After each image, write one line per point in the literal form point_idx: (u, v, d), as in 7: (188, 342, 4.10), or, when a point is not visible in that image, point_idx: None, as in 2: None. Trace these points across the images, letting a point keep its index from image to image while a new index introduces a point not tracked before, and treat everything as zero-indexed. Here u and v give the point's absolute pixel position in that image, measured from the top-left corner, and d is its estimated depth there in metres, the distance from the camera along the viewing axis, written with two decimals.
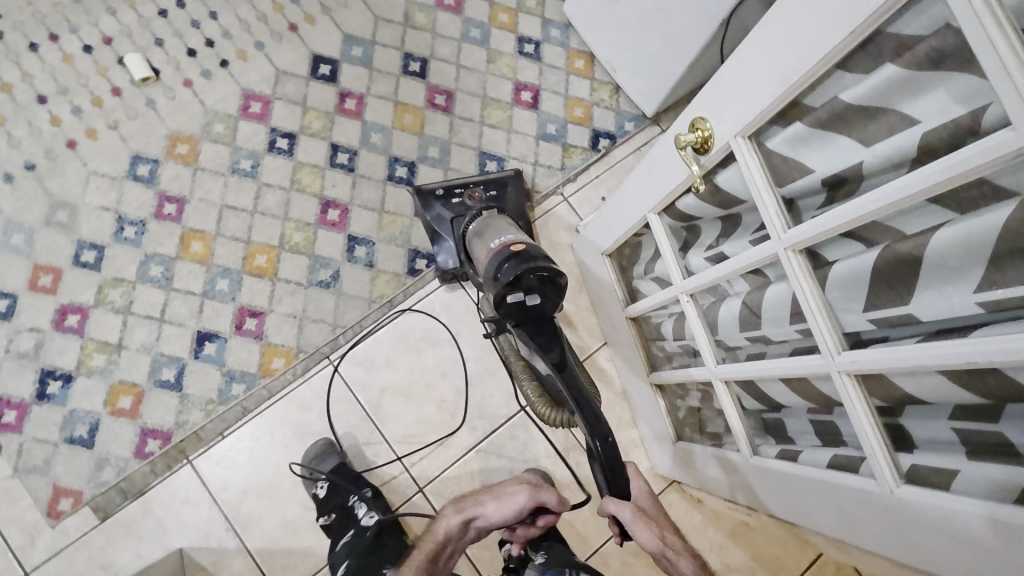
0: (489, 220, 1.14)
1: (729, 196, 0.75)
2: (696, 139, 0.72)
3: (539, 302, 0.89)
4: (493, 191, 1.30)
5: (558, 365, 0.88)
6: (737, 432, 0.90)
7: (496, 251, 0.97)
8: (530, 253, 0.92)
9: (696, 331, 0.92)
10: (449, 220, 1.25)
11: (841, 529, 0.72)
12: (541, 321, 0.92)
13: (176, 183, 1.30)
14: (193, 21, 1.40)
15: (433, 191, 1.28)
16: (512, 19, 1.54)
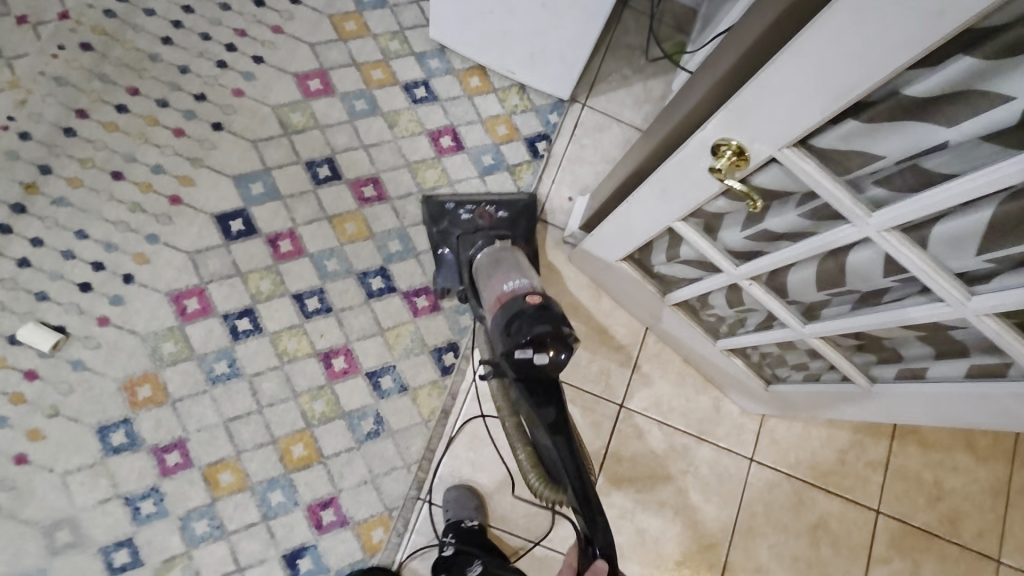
0: (502, 253, 1.13)
1: (772, 190, 0.78)
2: (728, 162, 0.73)
3: (546, 360, 0.88)
4: (504, 211, 1.25)
5: (552, 427, 0.86)
6: (842, 364, 0.97)
7: (511, 297, 0.97)
8: (547, 308, 0.93)
9: (772, 304, 0.95)
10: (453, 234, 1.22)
11: (1002, 421, 0.80)
12: (544, 384, 0.89)
13: (163, 429, 1.14)
14: (64, 251, 1.18)
15: (444, 206, 1.24)
16: (387, 70, 1.39)
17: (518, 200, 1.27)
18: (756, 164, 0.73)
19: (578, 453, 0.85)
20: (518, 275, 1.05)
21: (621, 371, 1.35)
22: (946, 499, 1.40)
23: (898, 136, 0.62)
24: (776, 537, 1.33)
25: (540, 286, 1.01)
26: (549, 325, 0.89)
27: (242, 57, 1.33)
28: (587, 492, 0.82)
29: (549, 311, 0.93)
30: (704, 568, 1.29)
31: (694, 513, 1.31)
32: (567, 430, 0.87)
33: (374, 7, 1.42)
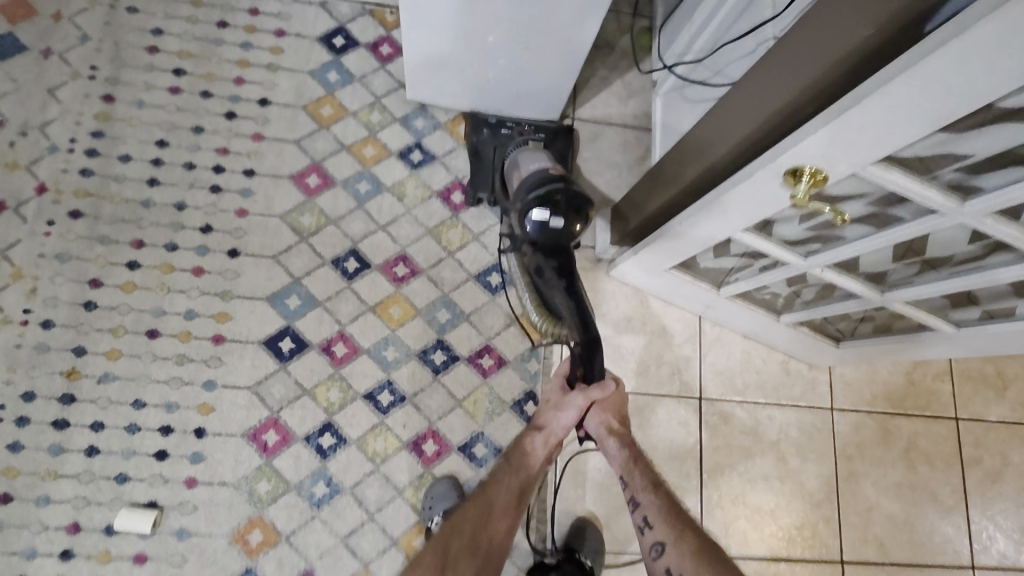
0: (531, 146, 1.24)
1: (841, 196, 0.80)
2: (808, 183, 0.74)
3: (560, 226, 1.03)
4: (541, 133, 1.38)
5: (568, 288, 1.04)
6: (925, 318, 0.97)
7: (531, 174, 1.12)
8: (563, 180, 1.08)
9: (849, 284, 0.95)
10: (491, 145, 1.35)
11: None
12: (558, 249, 1.06)
13: (286, 567, 1.13)
14: (129, 425, 1.15)
15: (486, 118, 1.38)
16: (378, 144, 1.36)
17: (555, 124, 1.39)
18: (831, 181, 0.75)
19: (584, 309, 1.03)
20: (539, 158, 1.18)
21: (691, 366, 1.38)
22: (1013, 386, 1.48)
23: (986, 136, 0.64)
24: (876, 472, 1.38)
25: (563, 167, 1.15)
26: (566, 196, 1.04)
27: (232, 175, 1.29)
28: (590, 337, 1.00)
29: (569, 185, 1.07)
30: (822, 523, 1.33)
31: (798, 477, 1.35)
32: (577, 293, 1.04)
33: (343, 84, 1.38)
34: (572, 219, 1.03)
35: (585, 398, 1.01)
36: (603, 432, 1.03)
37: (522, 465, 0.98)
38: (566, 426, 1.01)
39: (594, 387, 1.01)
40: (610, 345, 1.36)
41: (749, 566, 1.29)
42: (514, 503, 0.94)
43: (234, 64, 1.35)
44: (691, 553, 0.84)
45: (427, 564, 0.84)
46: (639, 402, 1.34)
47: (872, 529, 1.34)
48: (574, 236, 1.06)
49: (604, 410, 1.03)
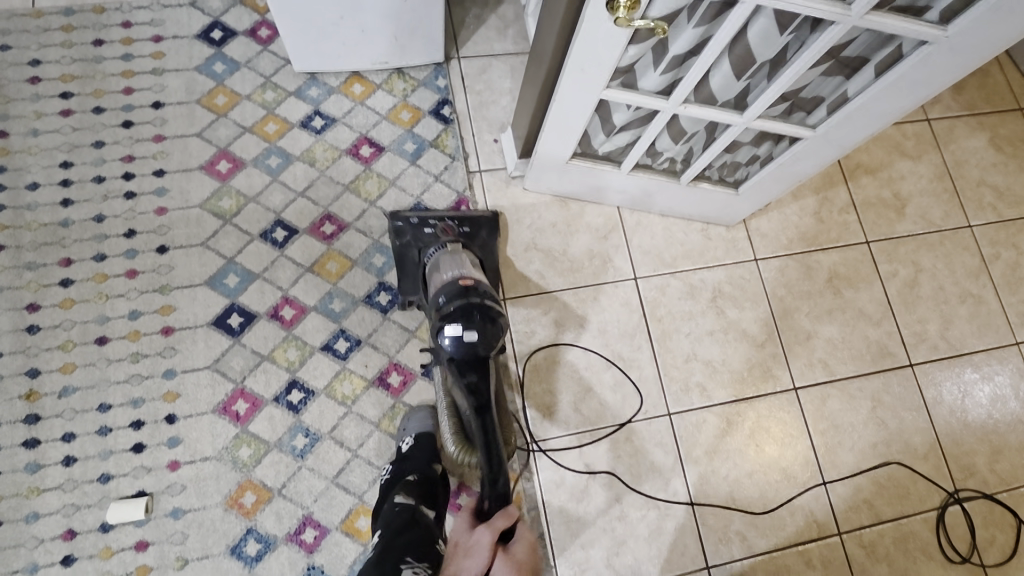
0: (457, 252, 1.21)
1: (667, 17, 0.91)
2: (626, 8, 0.84)
3: (475, 338, 1.00)
4: (466, 225, 1.30)
5: (478, 408, 0.98)
6: (785, 129, 1.07)
7: (447, 281, 1.10)
8: (478, 289, 1.07)
9: (710, 113, 1.05)
10: (416, 247, 1.28)
11: (911, 99, 0.95)
12: (475, 363, 1.01)
13: (286, 518, 1.18)
14: (100, 428, 1.18)
15: (409, 219, 1.28)
16: (278, 120, 1.42)
17: (480, 215, 1.32)
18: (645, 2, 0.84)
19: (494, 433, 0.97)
20: (460, 263, 1.17)
21: (620, 252, 1.47)
22: (910, 204, 1.64)
23: None
24: (807, 305, 1.51)
25: (482, 277, 1.13)
26: (479, 304, 1.03)
27: (143, 178, 1.33)
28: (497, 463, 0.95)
29: (482, 293, 1.07)
30: (770, 360, 1.45)
31: (739, 325, 1.46)
32: (488, 411, 0.99)
33: (230, 72, 1.43)
34: (488, 328, 1.01)
35: (492, 531, 0.90)
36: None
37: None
38: (477, 570, 0.86)
39: (498, 518, 0.92)
40: (542, 250, 1.45)
41: (714, 412, 1.39)
42: None
43: (119, 77, 1.39)
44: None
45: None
46: (580, 293, 1.43)
47: (814, 354, 1.47)
48: (492, 345, 1.02)
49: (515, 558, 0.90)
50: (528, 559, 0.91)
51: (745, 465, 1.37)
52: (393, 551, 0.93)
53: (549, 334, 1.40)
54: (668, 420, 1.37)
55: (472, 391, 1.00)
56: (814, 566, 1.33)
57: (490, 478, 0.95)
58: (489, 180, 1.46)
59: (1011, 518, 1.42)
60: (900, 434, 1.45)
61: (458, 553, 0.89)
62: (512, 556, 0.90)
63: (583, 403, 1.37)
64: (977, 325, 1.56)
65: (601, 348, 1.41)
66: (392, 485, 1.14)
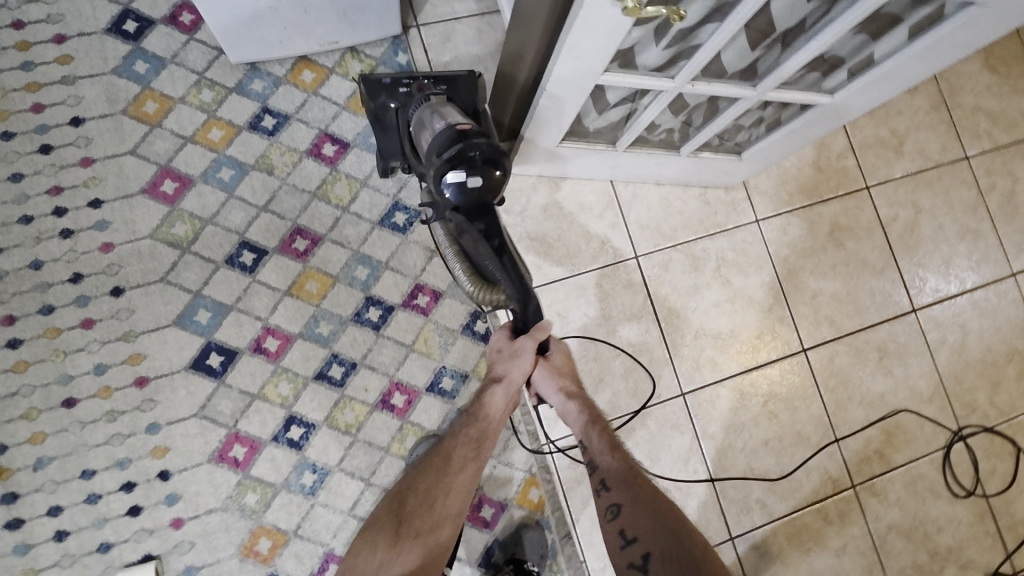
0: (438, 104, 0.98)
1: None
2: None
3: (481, 184, 0.82)
4: (444, 85, 1.04)
5: (498, 249, 0.88)
6: (800, 97, 0.96)
7: (437, 130, 0.88)
8: (474, 133, 0.85)
9: (721, 89, 0.93)
10: (391, 110, 1.04)
11: (945, 61, 0.86)
12: (483, 210, 0.87)
13: (307, 558, 1.14)
14: (88, 496, 1.09)
15: (378, 78, 1.03)
16: (222, 123, 1.24)
17: (458, 74, 1.05)
18: None
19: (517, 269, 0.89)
20: (448, 112, 0.94)
21: (617, 230, 1.38)
22: (907, 140, 1.57)
23: None
24: (810, 262, 1.46)
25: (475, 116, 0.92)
26: (480, 147, 0.83)
27: (78, 212, 1.16)
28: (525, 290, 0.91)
29: (482, 136, 0.86)
30: (778, 324, 1.42)
31: (744, 293, 1.41)
32: (508, 252, 0.89)
33: (156, 72, 1.23)
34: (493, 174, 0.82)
35: (532, 340, 0.95)
36: (562, 396, 1.00)
37: (481, 416, 0.97)
38: (524, 372, 0.96)
39: (534, 328, 0.95)
40: (535, 238, 1.34)
41: (727, 386, 1.37)
42: (472, 454, 0.94)
43: (24, 91, 1.18)
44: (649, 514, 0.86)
45: (384, 516, 0.90)
46: (581, 281, 1.35)
47: (820, 312, 1.44)
48: (496, 194, 0.85)
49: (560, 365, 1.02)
50: (565, 363, 1.03)
51: (759, 434, 1.36)
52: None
53: (553, 329, 1.32)
54: (681, 401, 1.35)
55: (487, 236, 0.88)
56: (831, 521, 1.37)
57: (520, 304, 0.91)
58: None
59: (1009, 447, 1.48)
60: (906, 381, 1.46)
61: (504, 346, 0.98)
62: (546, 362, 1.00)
63: (596, 396, 1.32)
64: (975, 260, 1.55)
65: (608, 335, 1.34)
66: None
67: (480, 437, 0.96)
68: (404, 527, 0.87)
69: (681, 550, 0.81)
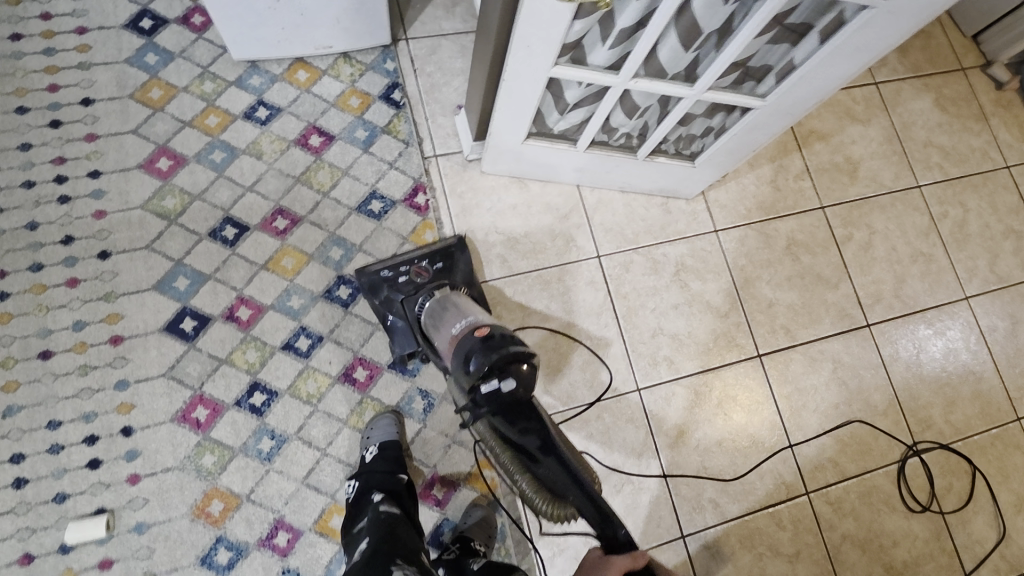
0: (445, 300, 1.16)
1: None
2: None
3: (513, 386, 0.91)
4: (439, 262, 1.29)
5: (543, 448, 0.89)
6: (737, 100, 1.06)
7: (461, 337, 1.01)
8: (498, 338, 0.97)
9: (662, 87, 1.04)
10: (398, 301, 1.24)
11: (855, 62, 0.97)
12: (521, 409, 0.92)
13: (256, 524, 1.16)
14: (51, 446, 1.13)
15: (377, 273, 1.26)
16: (220, 112, 1.35)
17: (450, 249, 1.31)
18: None
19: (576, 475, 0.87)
20: (466, 313, 1.09)
21: (581, 231, 1.46)
22: (862, 167, 1.66)
23: None
24: (768, 273, 1.52)
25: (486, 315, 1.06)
26: (508, 352, 0.93)
27: (77, 181, 1.26)
28: (604, 511, 0.85)
29: (502, 338, 0.97)
30: (734, 330, 1.46)
31: (702, 297, 1.47)
32: (559, 452, 0.89)
33: (164, 64, 1.35)
34: (522, 369, 0.92)
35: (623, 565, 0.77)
36: None
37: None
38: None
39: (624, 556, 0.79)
40: (503, 233, 1.42)
41: (683, 384, 1.40)
42: None
43: (42, 73, 1.30)
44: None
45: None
46: (544, 275, 1.42)
47: (777, 321, 1.49)
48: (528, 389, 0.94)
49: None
50: None
51: (714, 434, 1.38)
52: (384, 553, 0.92)
53: (515, 318, 1.38)
54: (637, 396, 1.38)
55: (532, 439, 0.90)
56: (784, 526, 1.37)
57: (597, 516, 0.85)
58: (444, 164, 1.43)
59: (965, 465, 1.49)
60: (862, 393, 1.49)
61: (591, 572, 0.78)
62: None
63: (552, 385, 1.36)
64: (929, 283, 1.61)
65: (568, 328, 1.39)
66: (361, 503, 1.08)
67: None
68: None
69: None
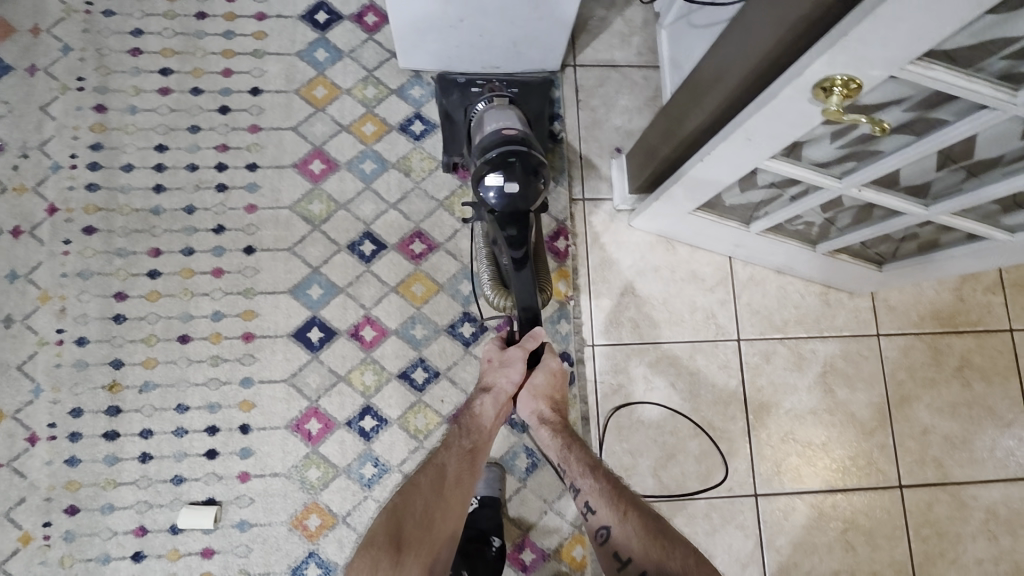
0: (495, 108, 1.17)
1: (882, 104, 0.76)
2: (842, 95, 0.71)
3: (516, 190, 0.99)
4: (514, 88, 1.26)
5: (517, 261, 1.01)
6: (974, 228, 0.94)
7: (489, 133, 1.08)
8: (522, 141, 1.04)
9: (887, 200, 0.92)
10: (462, 108, 1.25)
11: None
12: (516, 217, 1.01)
13: (347, 547, 1.16)
14: (177, 428, 1.18)
15: (455, 79, 1.25)
16: (377, 120, 1.31)
17: (531, 81, 1.26)
18: (866, 89, 0.71)
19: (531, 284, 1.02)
20: (505, 117, 1.13)
21: (725, 308, 1.33)
22: None
23: None
24: (929, 394, 1.33)
25: (520, 125, 1.11)
26: (525, 160, 1.00)
27: (236, 171, 1.27)
28: (535, 319, 1.02)
29: (524, 144, 1.04)
30: (875, 451, 1.30)
31: (847, 407, 1.31)
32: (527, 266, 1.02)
33: (332, 61, 1.33)
34: (530, 182, 0.99)
35: (522, 350, 1.00)
36: (536, 420, 0.98)
37: (472, 429, 0.96)
38: (514, 382, 0.99)
39: (528, 338, 1.00)
40: (640, 296, 1.32)
41: (805, 500, 1.27)
42: (465, 464, 0.92)
43: (219, 56, 1.31)
44: (641, 535, 0.80)
45: (378, 543, 0.81)
46: (676, 349, 1.31)
47: (928, 453, 1.31)
48: (530, 202, 1.01)
49: (555, 371, 1.02)
50: (547, 381, 1.00)
51: (830, 562, 1.25)
52: None
53: (637, 390, 1.29)
54: (751, 503, 1.26)
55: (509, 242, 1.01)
56: None
57: (525, 317, 1.02)
58: (591, 210, 1.33)
59: None
60: (1012, 552, 1.28)
61: (502, 365, 1.00)
62: (530, 382, 1.00)
63: (663, 470, 1.26)
64: None
65: (692, 413, 1.29)
66: None
67: (469, 450, 0.93)
68: (403, 557, 0.80)
69: (654, 528, 0.81)
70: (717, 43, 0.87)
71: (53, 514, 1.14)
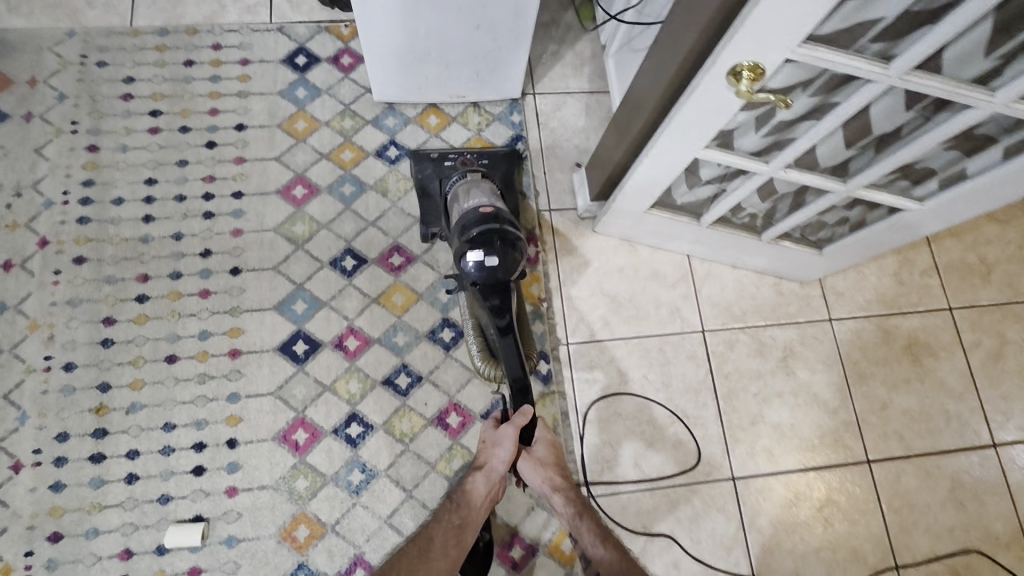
0: (472, 183, 1.25)
1: (787, 88, 0.88)
2: (750, 79, 0.83)
3: (495, 263, 1.07)
4: (484, 159, 1.39)
5: (502, 330, 1.09)
6: (890, 200, 1.05)
7: (465, 212, 1.15)
8: (498, 217, 1.12)
9: (810, 179, 1.03)
10: (438, 179, 1.36)
11: None
12: (498, 287, 1.09)
13: (337, 556, 1.16)
14: (164, 447, 1.19)
15: (427, 154, 1.38)
16: (354, 148, 1.42)
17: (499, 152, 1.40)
18: (768, 74, 0.84)
19: (518, 347, 1.09)
20: (481, 195, 1.21)
21: (688, 302, 1.42)
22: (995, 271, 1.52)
23: None
24: (883, 371, 1.42)
25: (497, 202, 1.19)
26: (501, 233, 1.09)
27: (222, 200, 1.35)
28: (524, 387, 1.07)
29: (504, 221, 1.12)
30: (841, 428, 1.37)
31: (810, 389, 1.39)
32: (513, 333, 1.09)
33: (312, 98, 1.45)
34: (508, 255, 1.08)
35: (514, 428, 1.06)
36: (547, 487, 1.07)
37: (464, 503, 1.03)
38: (504, 460, 1.06)
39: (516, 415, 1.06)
40: (608, 295, 1.41)
41: (782, 480, 1.32)
42: (456, 532, 0.99)
43: (206, 97, 1.42)
44: None
45: None
46: (645, 343, 1.38)
47: (890, 426, 1.38)
48: (510, 272, 1.09)
49: (552, 442, 1.12)
50: (547, 453, 1.10)
51: (812, 540, 1.29)
52: None
53: (611, 383, 1.35)
54: (730, 485, 1.31)
55: (495, 312, 1.09)
56: None
57: (515, 386, 1.07)
58: (557, 220, 1.44)
59: None
60: (981, 518, 1.34)
61: (495, 440, 1.08)
62: (532, 453, 1.10)
63: (644, 459, 1.31)
64: None
65: (665, 402, 1.35)
66: None
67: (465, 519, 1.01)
68: None
69: None
70: (649, 54, 1.01)
71: (36, 542, 1.12)
